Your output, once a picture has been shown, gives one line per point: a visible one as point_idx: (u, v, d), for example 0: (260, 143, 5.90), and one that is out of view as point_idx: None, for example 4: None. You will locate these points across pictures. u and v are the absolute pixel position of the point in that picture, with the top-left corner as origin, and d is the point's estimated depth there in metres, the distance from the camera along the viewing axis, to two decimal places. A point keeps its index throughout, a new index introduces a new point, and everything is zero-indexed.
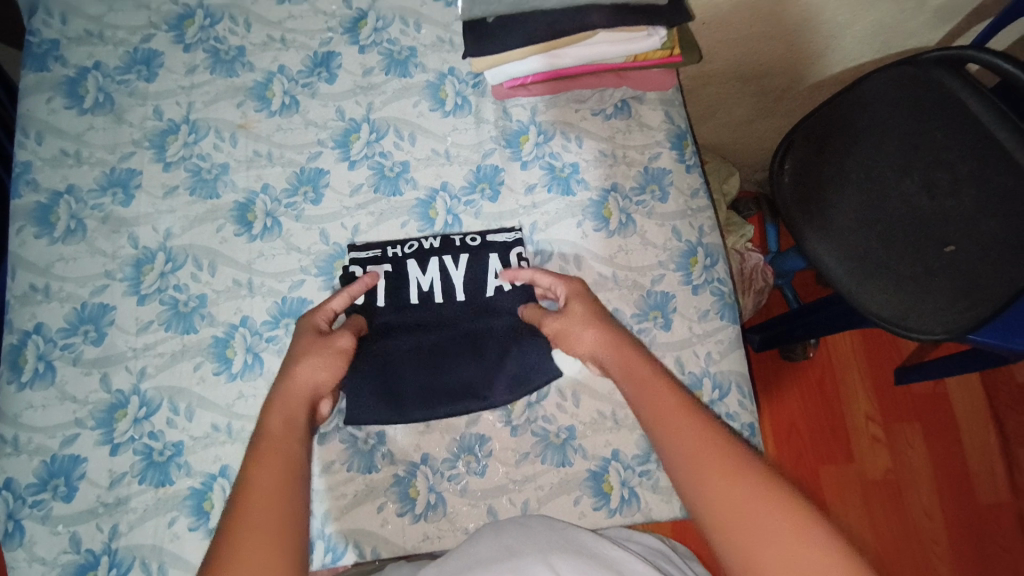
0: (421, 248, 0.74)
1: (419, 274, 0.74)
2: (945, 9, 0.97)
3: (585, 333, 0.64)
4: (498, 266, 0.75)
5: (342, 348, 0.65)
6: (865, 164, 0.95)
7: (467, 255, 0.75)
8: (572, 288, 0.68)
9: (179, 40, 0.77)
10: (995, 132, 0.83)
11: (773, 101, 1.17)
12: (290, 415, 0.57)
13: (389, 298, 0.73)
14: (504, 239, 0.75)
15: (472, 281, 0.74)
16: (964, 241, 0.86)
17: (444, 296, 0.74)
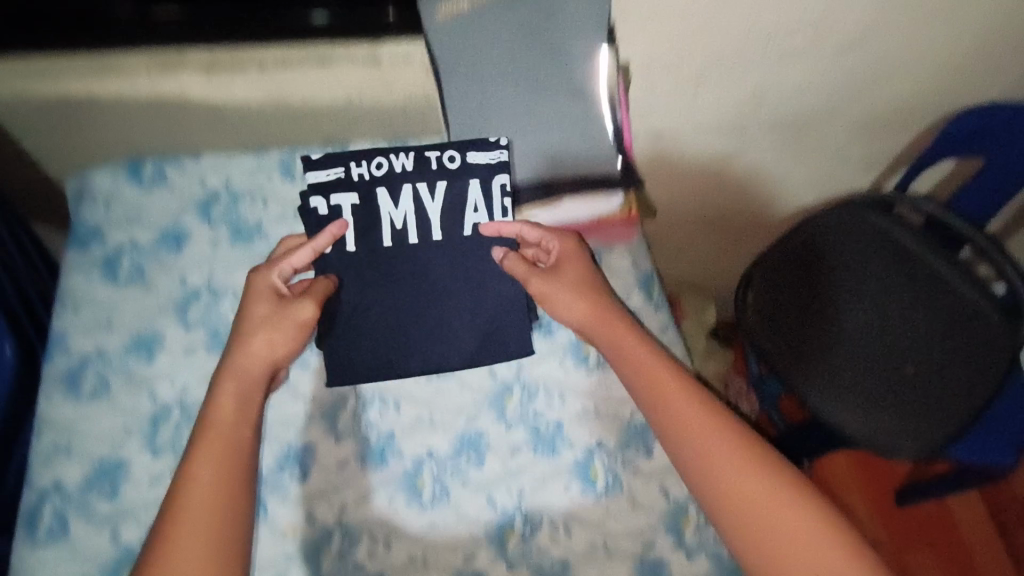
0: (392, 171, 0.76)
1: (391, 207, 0.76)
2: (868, 159, 1.13)
3: (578, 299, 0.74)
4: (479, 198, 0.77)
5: (299, 321, 0.71)
6: (825, 294, 1.03)
7: (443, 183, 0.76)
8: (569, 251, 0.77)
9: (206, 219, 0.84)
10: (929, 262, 0.97)
11: (736, 241, 1.29)
12: (240, 397, 0.65)
13: (360, 243, 0.76)
14: (485, 159, 0.77)
15: (449, 215, 0.77)
16: (919, 361, 0.97)
17: (420, 237, 0.77)
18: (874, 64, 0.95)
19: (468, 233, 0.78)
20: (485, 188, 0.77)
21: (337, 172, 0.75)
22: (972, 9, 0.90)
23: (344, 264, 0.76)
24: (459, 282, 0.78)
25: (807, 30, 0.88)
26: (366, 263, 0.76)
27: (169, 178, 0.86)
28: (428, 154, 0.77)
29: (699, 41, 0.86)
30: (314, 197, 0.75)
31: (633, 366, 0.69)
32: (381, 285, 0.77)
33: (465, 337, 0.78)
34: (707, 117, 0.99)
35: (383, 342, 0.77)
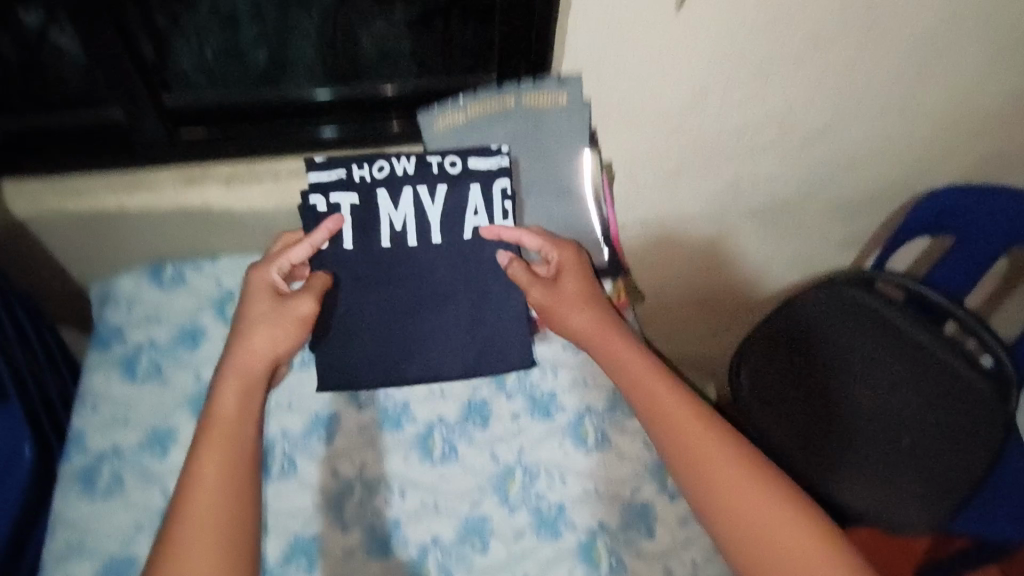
0: (393, 174, 0.80)
1: (391, 209, 0.80)
2: (847, 239, 1.21)
3: (576, 312, 0.79)
4: (479, 203, 0.81)
5: (298, 316, 0.75)
6: (816, 369, 1.06)
7: (443, 186, 0.80)
8: (569, 261, 0.82)
9: (222, 315, 0.89)
10: (919, 337, 1.01)
11: (730, 321, 1.34)
12: (243, 392, 0.69)
13: (359, 240, 0.80)
14: (485, 165, 0.80)
15: (447, 218, 0.81)
16: (915, 435, 0.99)
17: (419, 239, 0.81)
18: (841, 153, 1.02)
19: (468, 237, 0.82)
20: (485, 193, 0.81)
21: (339, 173, 0.79)
22: (927, 102, 0.96)
23: (342, 262, 0.80)
24: (458, 286, 0.82)
25: (776, 125, 0.94)
26: (366, 264, 0.81)
27: (189, 279, 0.92)
28: (430, 158, 0.80)
29: (678, 139, 0.92)
30: (315, 195, 0.79)
31: (626, 374, 0.74)
32: (383, 286, 0.82)
33: (464, 341, 0.83)
34: (689, 205, 1.05)
35: (387, 344, 0.82)
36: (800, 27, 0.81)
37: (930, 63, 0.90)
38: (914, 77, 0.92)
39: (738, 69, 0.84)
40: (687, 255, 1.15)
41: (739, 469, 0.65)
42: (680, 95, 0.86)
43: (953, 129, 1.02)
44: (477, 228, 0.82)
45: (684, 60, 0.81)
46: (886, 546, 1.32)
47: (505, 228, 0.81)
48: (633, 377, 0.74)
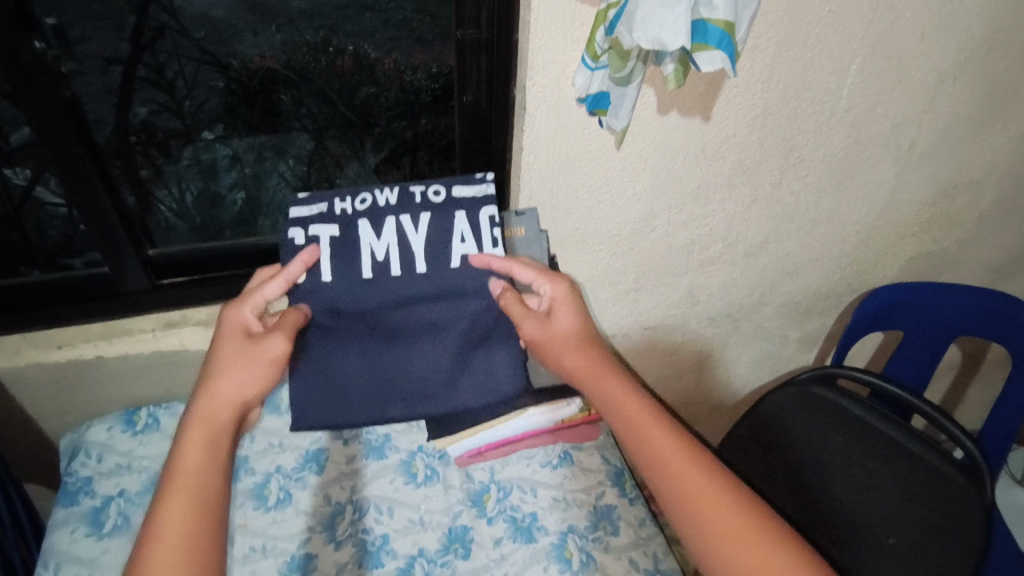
0: (375, 205, 0.78)
1: (374, 240, 0.78)
2: (805, 339, 1.28)
3: (568, 348, 0.79)
4: (467, 229, 0.80)
5: (271, 355, 0.72)
6: (790, 469, 1.08)
7: (428, 214, 0.79)
8: (564, 295, 0.81)
9: None
10: (889, 432, 1.05)
11: (707, 426, 1.37)
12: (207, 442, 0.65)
13: (337, 271, 0.77)
14: (470, 193, 0.80)
15: (433, 246, 0.79)
16: (903, 532, 0.97)
17: (403, 268, 0.79)
18: (785, 263, 1.11)
19: (456, 263, 0.79)
20: (473, 220, 0.80)
21: (321, 208, 0.78)
22: (851, 214, 1.06)
23: (320, 291, 0.77)
24: (443, 316, 0.81)
25: (719, 243, 1.02)
26: (345, 296, 0.78)
27: (162, 424, 0.91)
28: (414, 190, 0.79)
29: (632, 259, 0.99)
30: (293, 228, 0.77)
31: (620, 406, 0.73)
32: (364, 320, 0.80)
33: (449, 374, 0.82)
34: (651, 318, 1.11)
35: (369, 382, 0.81)
36: (726, 158, 0.91)
37: (846, 182, 1.01)
38: (835, 194, 1.02)
39: (677, 196, 0.93)
40: (655, 364, 1.19)
41: (726, 504, 0.63)
42: (628, 222, 0.93)
43: (880, 234, 1.12)
44: (466, 256, 0.80)
45: (628, 192, 0.89)
46: None
47: (497, 257, 0.79)
48: (626, 411, 0.72)
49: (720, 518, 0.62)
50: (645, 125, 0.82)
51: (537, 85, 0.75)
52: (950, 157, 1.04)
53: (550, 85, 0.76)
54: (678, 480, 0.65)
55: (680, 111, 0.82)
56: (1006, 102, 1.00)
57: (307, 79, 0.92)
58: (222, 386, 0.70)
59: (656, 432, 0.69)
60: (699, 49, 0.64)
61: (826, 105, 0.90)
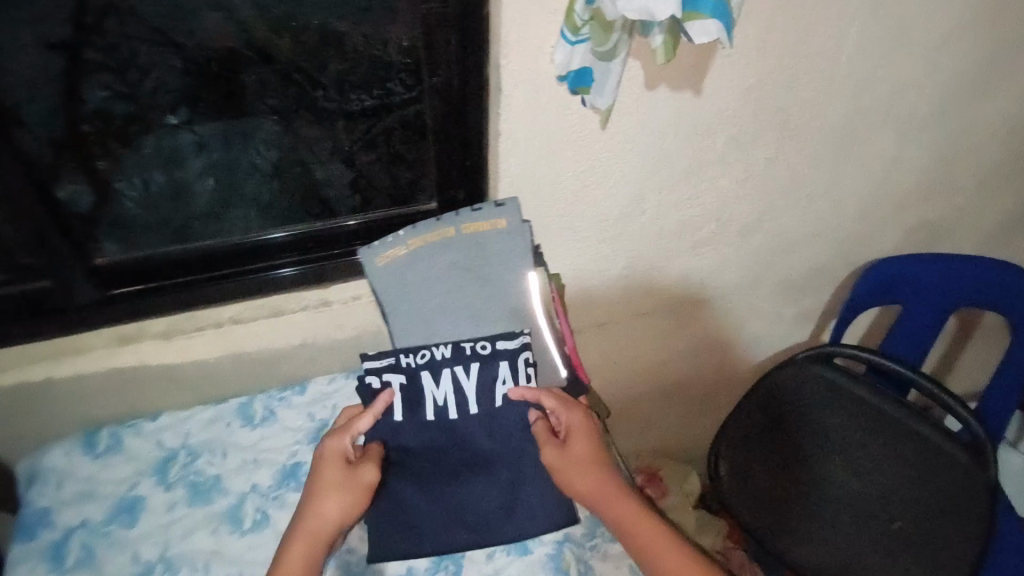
0: (434, 358, 0.76)
1: (434, 387, 0.76)
2: (801, 316, 1.23)
3: (582, 474, 0.73)
4: (508, 374, 0.76)
5: (364, 485, 0.72)
6: (790, 456, 1.03)
7: (478, 364, 0.76)
8: (582, 422, 0.76)
9: (162, 481, 0.82)
10: (894, 413, 0.96)
11: (702, 406, 1.34)
12: (299, 566, 0.68)
13: (408, 415, 0.75)
14: (512, 343, 0.77)
15: (484, 394, 0.76)
16: (905, 515, 0.95)
17: (459, 412, 0.76)
18: (781, 240, 1.05)
19: (501, 402, 0.76)
20: (515, 364, 0.77)
21: (387, 359, 0.76)
22: (850, 186, 1.01)
23: (397, 432, 0.75)
24: (506, 449, 0.76)
25: (713, 223, 0.97)
26: (419, 436, 0.76)
27: (126, 444, 0.85)
28: (465, 342, 0.77)
29: (622, 244, 0.93)
30: (369, 376, 0.75)
31: (633, 532, 0.72)
32: (434, 456, 0.76)
33: (509, 502, 0.76)
34: (644, 304, 1.06)
35: (434, 519, 0.75)
36: (719, 133, 0.84)
37: (844, 153, 0.95)
38: (832, 167, 0.96)
39: (668, 176, 0.87)
40: (648, 347, 1.15)
41: None
42: (617, 206, 0.87)
43: (879, 206, 1.07)
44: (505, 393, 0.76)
45: (616, 175, 0.83)
46: None
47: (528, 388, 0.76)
48: (635, 529, 0.72)
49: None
50: (631, 102, 0.75)
51: (512, 64, 0.69)
52: (952, 122, 0.98)
53: (527, 63, 0.69)
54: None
55: (668, 86, 0.76)
56: (1012, 62, 0.94)
57: (272, 62, 0.84)
58: (326, 512, 0.70)
59: (662, 545, 0.71)
60: (690, 19, 0.57)
61: (825, 72, 0.83)
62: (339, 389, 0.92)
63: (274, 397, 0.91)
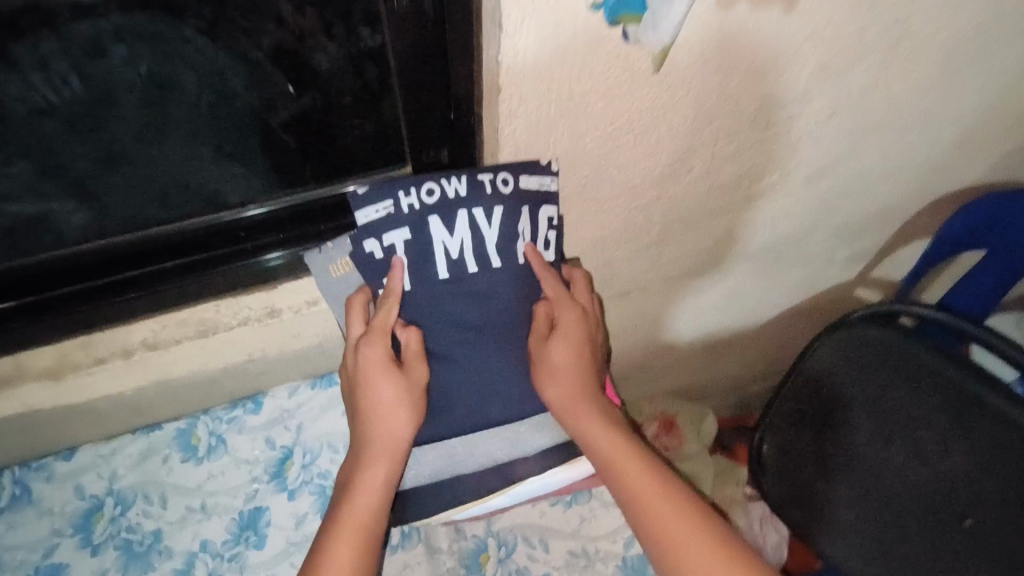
0: (444, 198, 0.57)
1: (447, 236, 0.58)
2: (854, 256, 1.03)
3: (557, 381, 0.60)
4: (533, 226, 0.60)
5: (421, 385, 0.57)
6: (841, 445, 0.90)
7: (501, 208, 0.58)
8: (576, 326, 0.61)
9: (87, 542, 0.66)
10: (952, 376, 0.78)
11: (723, 346, 1.19)
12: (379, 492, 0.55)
13: (417, 281, 0.58)
14: (538, 185, 0.57)
15: (506, 244, 0.59)
16: (977, 512, 0.78)
17: (479, 267, 0.59)
18: (853, 180, 0.82)
19: (527, 260, 0.60)
20: (534, 221, 0.60)
21: (385, 205, 0.56)
22: (952, 113, 0.77)
23: (408, 303, 0.58)
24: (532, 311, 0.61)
25: (776, 171, 0.73)
26: (433, 305, 0.59)
27: (35, 494, 0.67)
28: (481, 176, 0.57)
29: (659, 208, 0.71)
30: (365, 240, 0.57)
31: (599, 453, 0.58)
32: (456, 331, 0.59)
33: None
34: (677, 267, 0.85)
35: (456, 396, 0.61)
36: (806, 62, 0.59)
37: (961, 72, 0.70)
38: (941, 90, 0.72)
39: (729, 122, 0.62)
40: (675, 305, 0.96)
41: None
42: (657, 165, 0.64)
43: (980, 132, 0.83)
44: (525, 252, 0.60)
45: (660, 129, 0.59)
46: None
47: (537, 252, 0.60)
48: (617, 469, 0.58)
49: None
50: (695, 31, 0.50)
51: None
52: None
53: None
54: (663, 533, 0.54)
55: (751, 1, 0.49)
56: None
57: None
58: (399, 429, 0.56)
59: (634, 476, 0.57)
60: None
61: None
62: (302, 405, 0.74)
63: (220, 419, 0.72)
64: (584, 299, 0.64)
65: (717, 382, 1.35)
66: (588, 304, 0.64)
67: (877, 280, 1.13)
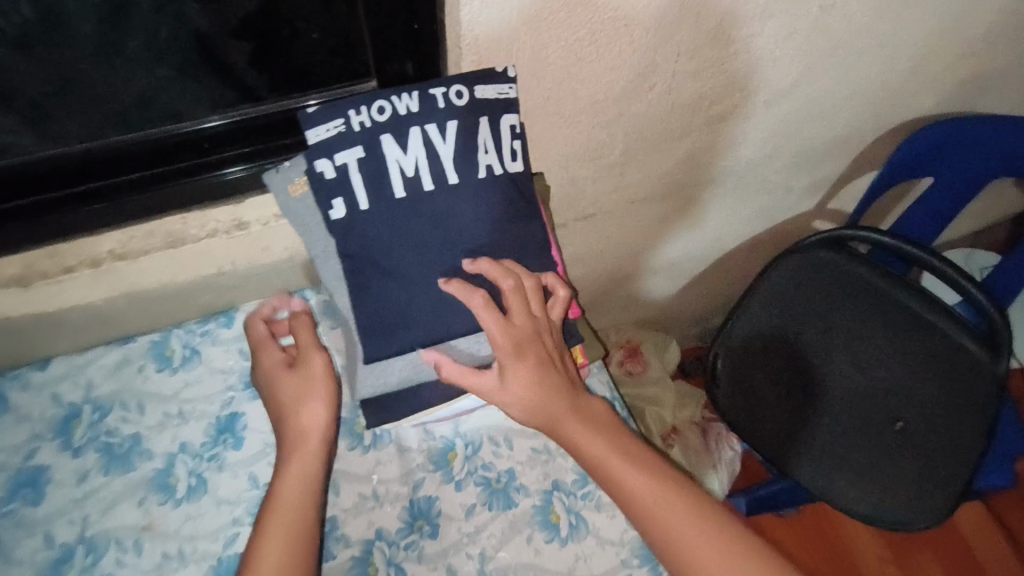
0: (396, 114, 0.57)
1: (400, 154, 0.57)
2: (813, 186, 1.07)
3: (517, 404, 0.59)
4: (490, 140, 0.59)
5: (318, 369, 0.63)
6: (791, 359, 0.94)
7: (456, 121, 0.58)
8: (529, 355, 0.59)
9: (67, 446, 0.68)
10: (898, 295, 0.89)
11: (686, 276, 1.23)
12: (304, 478, 0.60)
13: (374, 199, 0.57)
14: (495, 94, 0.58)
15: (465, 158, 0.59)
16: (908, 413, 0.87)
17: (437, 182, 0.58)
18: (811, 105, 0.84)
19: (485, 174, 0.60)
20: (495, 130, 0.60)
21: (336, 124, 0.56)
22: (908, 37, 0.79)
23: (364, 221, 0.57)
24: (490, 227, 0.61)
25: (737, 93, 0.75)
26: (390, 224, 0.58)
27: (12, 402, 0.69)
28: (433, 90, 0.57)
29: (622, 125, 0.72)
30: (317, 161, 0.56)
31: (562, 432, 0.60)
32: (414, 252, 0.59)
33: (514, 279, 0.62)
34: (640, 190, 0.87)
35: (419, 311, 0.60)
36: None
37: None
38: (897, 12, 0.73)
39: (690, 37, 0.63)
40: (638, 232, 0.99)
41: (695, 516, 0.56)
42: (619, 81, 0.65)
43: (934, 59, 0.85)
44: (486, 165, 0.60)
45: (621, 41, 0.60)
46: (824, 527, 1.31)
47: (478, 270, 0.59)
48: (588, 448, 0.59)
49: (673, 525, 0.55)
50: None
51: None
52: None
53: None
54: (632, 497, 0.57)
55: None
56: None
57: None
58: (310, 422, 0.61)
59: (603, 449, 0.59)
60: None
61: None
62: None
63: (194, 332, 0.74)
64: (517, 319, 0.59)
65: (680, 313, 1.40)
66: (529, 321, 0.60)
67: (834, 212, 1.18)
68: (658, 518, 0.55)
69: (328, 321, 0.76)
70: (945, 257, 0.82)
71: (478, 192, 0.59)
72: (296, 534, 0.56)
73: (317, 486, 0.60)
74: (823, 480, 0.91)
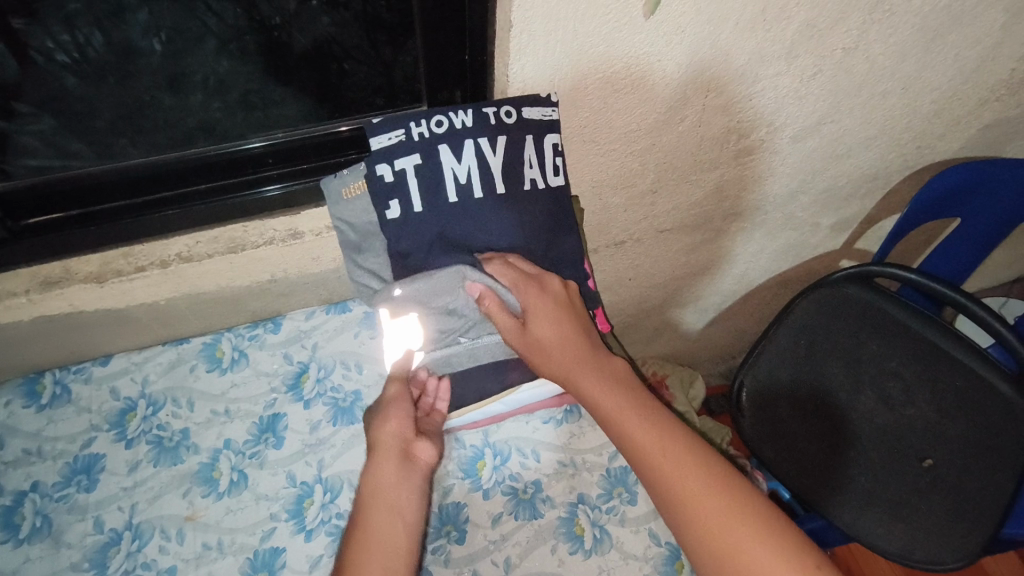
0: (452, 128, 0.62)
1: (454, 163, 0.63)
2: (839, 225, 1.09)
3: (551, 338, 0.63)
4: (535, 156, 0.65)
5: (393, 394, 0.67)
6: (818, 388, 0.95)
7: (504, 137, 0.63)
8: (536, 289, 0.63)
9: (121, 437, 0.72)
10: (923, 331, 0.90)
11: (713, 310, 1.25)
12: (380, 479, 0.63)
13: (429, 202, 0.63)
14: (540, 116, 0.63)
15: (510, 172, 0.65)
16: (937, 450, 0.86)
17: (486, 193, 0.65)
18: (836, 143, 0.87)
19: (529, 187, 0.66)
20: (539, 148, 0.65)
21: (396, 134, 0.61)
22: (931, 80, 0.82)
23: (418, 223, 0.63)
24: (528, 232, 0.67)
25: (764, 128, 0.79)
26: (442, 226, 0.64)
27: (74, 394, 0.75)
28: (486, 109, 0.62)
29: (653, 156, 0.77)
30: (377, 165, 0.61)
31: (596, 403, 0.61)
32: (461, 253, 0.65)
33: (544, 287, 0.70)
34: (669, 220, 0.91)
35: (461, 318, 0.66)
36: (792, 19, 0.64)
37: (938, 39, 0.75)
38: (920, 57, 0.77)
39: (719, 73, 0.68)
40: (665, 262, 1.02)
41: (731, 507, 0.54)
42: (652, 114, 0.70)
43: (958, 102, 0.88)
44: (532, 179, 0.66)
45: (654, 75, 0.64)
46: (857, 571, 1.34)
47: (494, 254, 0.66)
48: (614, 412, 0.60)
49: (721, 526, 0.53)
50: None
51: None
52: None
53: None
54: (665, 477, 0.56)
55: None
56: None
57: None
58: (383, 433, 0.66)
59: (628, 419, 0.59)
60: None
61: None
62: (317, 327, 0.81)
63: (243, 336, 0.80)
64: (526, 269, 0.65)
65: (706, 348, 1.41)
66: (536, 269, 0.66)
67: (860, 252, 1.20)
68: (691, 507, 0.54)
69: (368, 330, 0.80)
70: (975, 297, 0.82)
71: (520, 202, 0.66)
72: (361, 534, 0.59)
73: (391, 493, 0.62)
74: (850, 511, 0.89)
